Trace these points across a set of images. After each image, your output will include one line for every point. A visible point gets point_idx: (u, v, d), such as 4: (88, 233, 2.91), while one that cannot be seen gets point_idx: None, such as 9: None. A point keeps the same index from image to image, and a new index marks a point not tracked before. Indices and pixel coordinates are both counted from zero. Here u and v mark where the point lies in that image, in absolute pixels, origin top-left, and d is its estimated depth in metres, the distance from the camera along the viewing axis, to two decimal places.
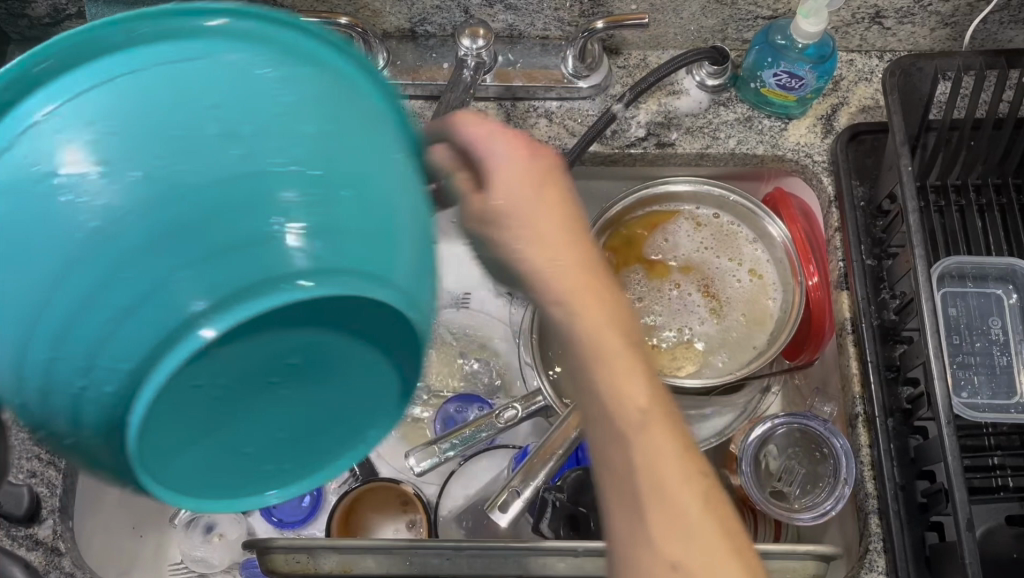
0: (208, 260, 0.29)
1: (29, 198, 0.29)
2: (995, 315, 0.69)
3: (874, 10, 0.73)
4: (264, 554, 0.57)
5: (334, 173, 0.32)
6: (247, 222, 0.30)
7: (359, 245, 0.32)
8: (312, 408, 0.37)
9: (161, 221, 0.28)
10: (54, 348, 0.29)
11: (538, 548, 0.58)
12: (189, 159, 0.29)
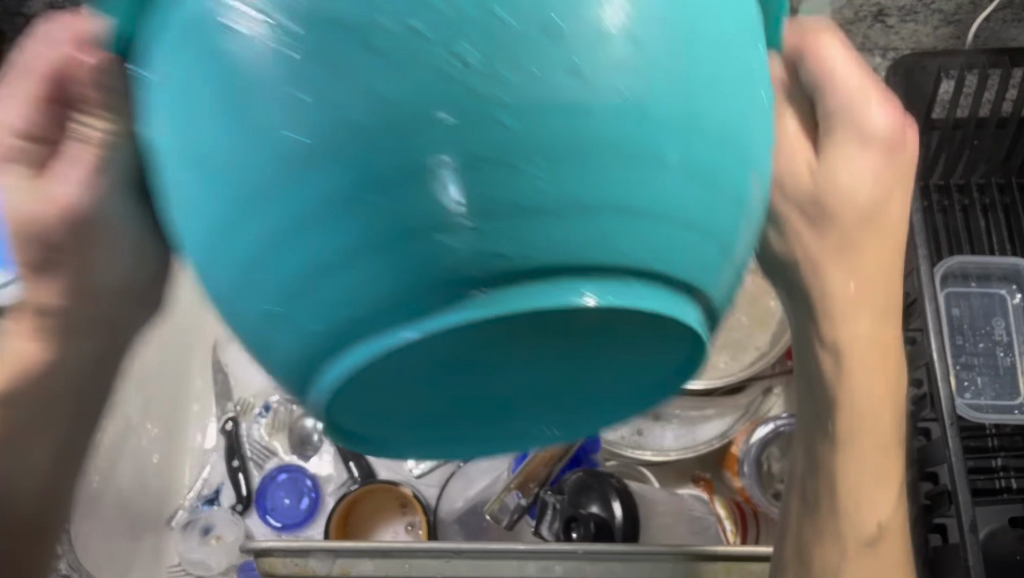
0: (491, 225, 0.23)
1: (264, 129, 0.22)
2: (999, 315, 0.69)
3: (876, 9, 0.72)
4: (262, 557, 0.57)
5: (694, 139, 0.24)
6: (568, 195, 0.23)
7: (682, 186, 0.24)
8: (571, 384, 0.29)
9: (413, 178, 0.22)
10: (273, 285, 0.24)
11: (538, 551, 0.57)
12: (504, 101, 0.22)
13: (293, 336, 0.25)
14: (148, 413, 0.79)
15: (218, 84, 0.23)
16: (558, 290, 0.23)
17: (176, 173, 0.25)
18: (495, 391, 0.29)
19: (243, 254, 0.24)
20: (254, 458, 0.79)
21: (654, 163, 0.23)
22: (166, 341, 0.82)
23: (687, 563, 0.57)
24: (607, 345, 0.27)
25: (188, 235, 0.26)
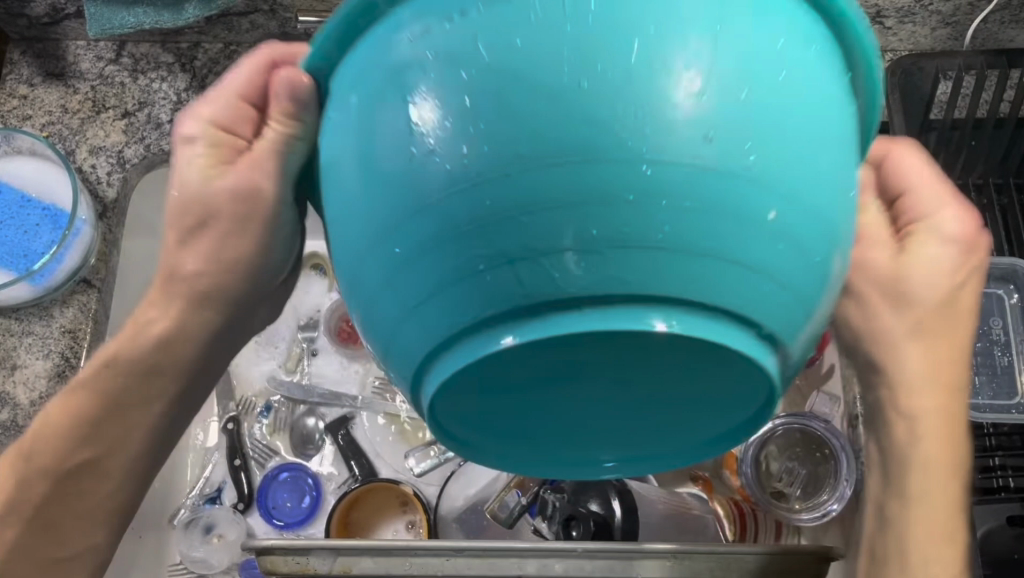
0: (554, 245, 0.28)
1: (392, 170, 0.30)
2: (996, 315, 0.69)
3: (874, 10, 0.72)
4: (263, 554, 0.57)
5: (739, 166, 0.28)
6: (609, 228, 0.28)
7: (770, 251, 0.29)
8: (643, 414, 0.37)
9: (505, 210, 0.28)
10: (392, 293, 0.32)
11: (538, 549, 0.58)
12: (542, 146, 0.27)
13: (421, 339, 0.31)
14: None
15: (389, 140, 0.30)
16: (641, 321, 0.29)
17: (347, 171, 0.32)
18: (601, 425, 0.38)
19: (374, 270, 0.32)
20: (255, 457, 0.79)
21: (765, 226, 0.29)
22: None
23: (685, 562, 0.58)
24: (681, 397, 0.36)
25: (344, 254, 0.33)
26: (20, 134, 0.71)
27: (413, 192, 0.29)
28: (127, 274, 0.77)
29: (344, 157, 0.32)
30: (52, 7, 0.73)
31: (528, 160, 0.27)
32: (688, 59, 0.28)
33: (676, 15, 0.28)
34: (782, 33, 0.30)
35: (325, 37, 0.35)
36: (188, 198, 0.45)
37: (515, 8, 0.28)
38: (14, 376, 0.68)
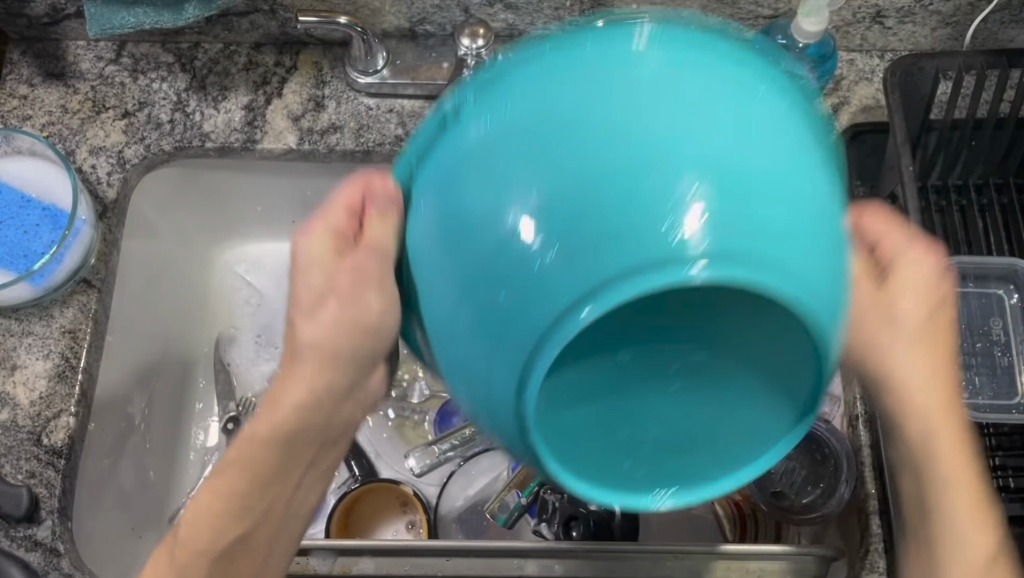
0: (600, 244, 0.31)
1: (473, 232, 0.34)
2: (996, 315, 0.69)
3: (874, 10, 0.72)
4: None
5: (742, 172, 0.32)
6: (638, 227, 0.31)
7: (794, 257, 0.32)
8: (697, 411, 0.39)
9: (555, 228, 0.32)
10: (472, 339, 0.35)
11: (538, 550, 0.58)
12: (559, 181, 0.32)
13: (509, 375, 0.34)
14: (149, 413, 0.80)
15: (464, 221, 0.35)
16: (671, 270, 0.31)
17: (437, 278, 0.37)
18: (694, 423, 0.39)
19: (453, 327, 0.36)
20: None
21: (773, 234, 0.32)
22: (168, 339, 0.83)
23: (683, 561, 0.58)
24: (733, 408, 0.39)
25: (444, 346, 0.37)
26: (19, 134, 0.70)
27: (490, 240, 0.33)
28: (127, 274, 0.77)
29: (425, 244, 0.38)
30: (53, 8, 0.73)
31: (590, 191, 0.31)
32: (678, 114, 0.33)
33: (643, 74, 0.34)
34: (760, 82, 0.35)
35: (410, 154, 0.41)
36: (302, 276, 0.49)
37: (532, 87, 0.35)
38: (14, 376, 0.68)
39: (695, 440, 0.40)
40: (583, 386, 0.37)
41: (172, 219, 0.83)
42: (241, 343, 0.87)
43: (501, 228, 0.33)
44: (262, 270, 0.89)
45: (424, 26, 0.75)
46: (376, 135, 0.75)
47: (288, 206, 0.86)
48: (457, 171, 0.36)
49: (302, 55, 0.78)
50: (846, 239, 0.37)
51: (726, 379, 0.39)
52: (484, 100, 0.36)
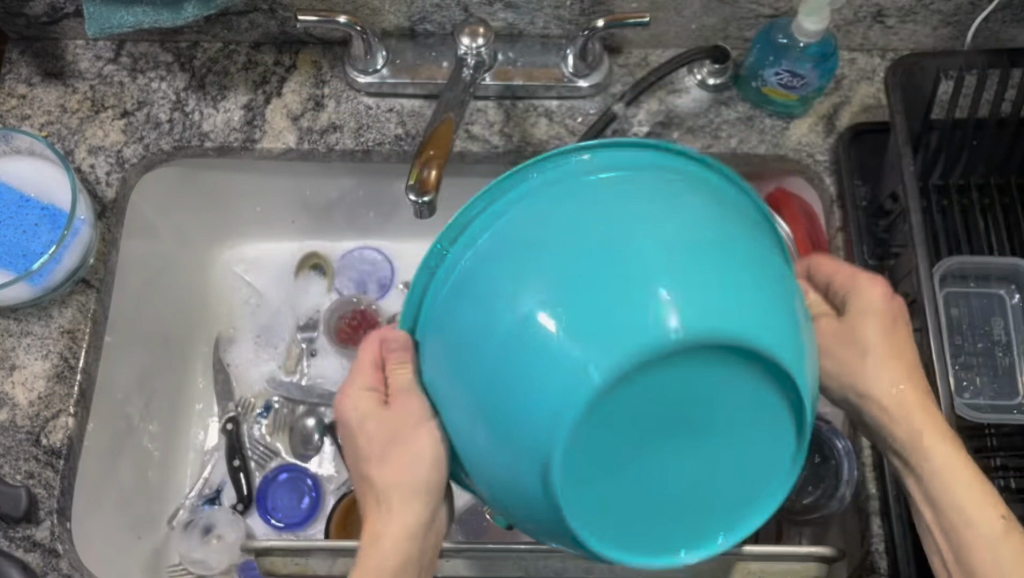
0: (611, 345, 0.40)
1: (509, 344, 0.43)
2: (998, 315, 0.69)
3: (876, 9, 0.72)
4: (261, 556, 0.57)
5: (698, 259, 0.42)
6: (627, 318, 0.41)
7: (741, 319, 0.42)
8: (717, 466, 0.47)
9: (562, 354, 0.41)
10: (507, 427, 0.43)
11: (538, 551, 0.57)
12: (588, 296, 0.41)
13: (533, 473, 0.43)
14: (149, 413, 0.79)
15: (509, 339, 0.43)
16: (657, 334, 0.40)
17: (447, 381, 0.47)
18: (689, 480, 0.46)
19: (498, 427, 0.44)
20: (255, 458, 0.83)
21: (737, 320, 0.42)
22: (168, 340, 0.83)
23: (684, 562, 0.57)
24: (747, 445, 0.47)
25: (454, 416, 0.47)
26: (18, 133, 0.70)
27: (501, 338, 0.43)
28: (127, 274, 0.77)
29: (438, 377, 0.48)
30: (51, 7, 0.73)
31: (594, 331, 0.41)
32: (654, 235, 0.43)
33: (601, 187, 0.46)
34: (693, 196, 0.46)
35: (414, 295, 0.51)
36: (360, 436, 0.55)
37: (549, 202, 0.46)
38: (12, 376, 0.67)
39: (714, 535, 0.48)
40: (618, 449, 0.45)
41: (172, 218, 0.82)
42: (240, 343, 0.87)
43: (524, 329, 0.42)
44: (263, 270, 0.90)
45: (423, 26, 0.75)
46: (376, 135, 0.75)
47: (288, 206, 0.86)
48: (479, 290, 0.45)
49: (302, 54, 0.78)
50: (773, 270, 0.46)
51: (747, 447, 0.47)
52: (490, 216, 0.48)
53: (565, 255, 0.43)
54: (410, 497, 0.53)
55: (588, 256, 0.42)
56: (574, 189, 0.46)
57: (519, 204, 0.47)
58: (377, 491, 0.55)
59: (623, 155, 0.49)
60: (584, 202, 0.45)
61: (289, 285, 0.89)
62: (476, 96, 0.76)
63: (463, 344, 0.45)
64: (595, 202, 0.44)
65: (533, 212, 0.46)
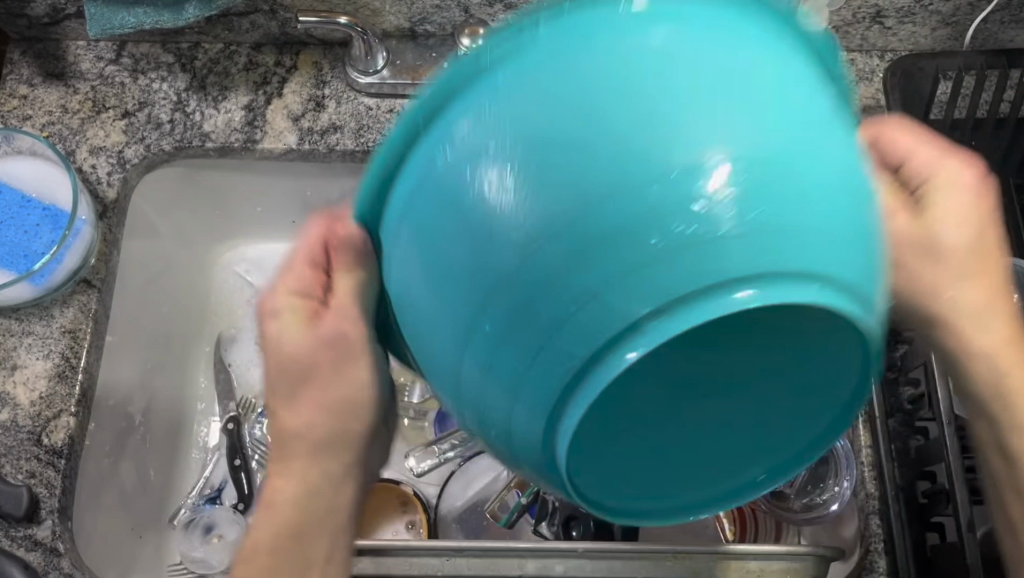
0: (626, 273, 0.29)
1: (463, 208, 0.32)
2: None
3: (874, 10, 0.72)
4: None
5: (777, 157, 0.30)
6: (650, 205, 0.29)
7: (834, 223, 0.30)
8: (729, 419, 0.39)
9: (571, 240, 0.29)
10: (489, 355, 0.32)
11: (539, 550, 0.58)
12: (560, 169, 0.30)
13: (533, 415, 0.32)
14: (149, 412, 0.80)
15: (466, 218, 0.32)
16: (719, 296, 0.29)
17: (410, 260, 0.35)
18: (695, 437, 0.39)
19: (491, 341, 0.32)
20: (255, 457, 0.81)
21: (810, 184, 0.30)
22: (169, 339, 0.83)
23: (685, 561, 0.57)
24: (766, 423, 0.40)
25: (422, 339, 0.36)
26: (20, 134, 0.70)
27: (487, 268, 0.31)
28: (128, 273, 0.77)
29: (411, 280, 0.35)
30: (53, 8, 0.73)
31: (590, 210, 0.29)
32: (690, 95, 0.30)
33: (647, 60, 0.31)
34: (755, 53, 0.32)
35: (364, 191, 0.39)
36: (286, 362, 0.49)
37: (529, 66, 0.32)
38: (14, 376, 0.67)
39: (748, 472, 0.41)
40: (640, 392, 0.35)
41: (173, 219, 0.83)
42: (241, 343, 0.86)
43: (504, 221, 0.31)
44: (265, 270, 0.89)
45: (424, 26, 0.75)
46: (376, 135, 0.75)
47: (289, 206, 0.86)
48: (446, 192, 0.33)
49: (302, 54, 0.78)
50: (872, 201, 0.33)
51: (751, 416, 0.39)
52: (470, 95, 0.34)
53: (559, 140, 0.30)
54: (327, 442, 0.50)
55: (601, 150, 0.29)
56: (590, 30, 0.32)
57: (500, 93, 0.32)
58: (285, 434, 0.50)
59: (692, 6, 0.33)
60: (591, 55, 0.31)
61: None
62: None
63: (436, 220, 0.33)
64: (604, 81, 0.30)
65: (523, 82, 0.32)
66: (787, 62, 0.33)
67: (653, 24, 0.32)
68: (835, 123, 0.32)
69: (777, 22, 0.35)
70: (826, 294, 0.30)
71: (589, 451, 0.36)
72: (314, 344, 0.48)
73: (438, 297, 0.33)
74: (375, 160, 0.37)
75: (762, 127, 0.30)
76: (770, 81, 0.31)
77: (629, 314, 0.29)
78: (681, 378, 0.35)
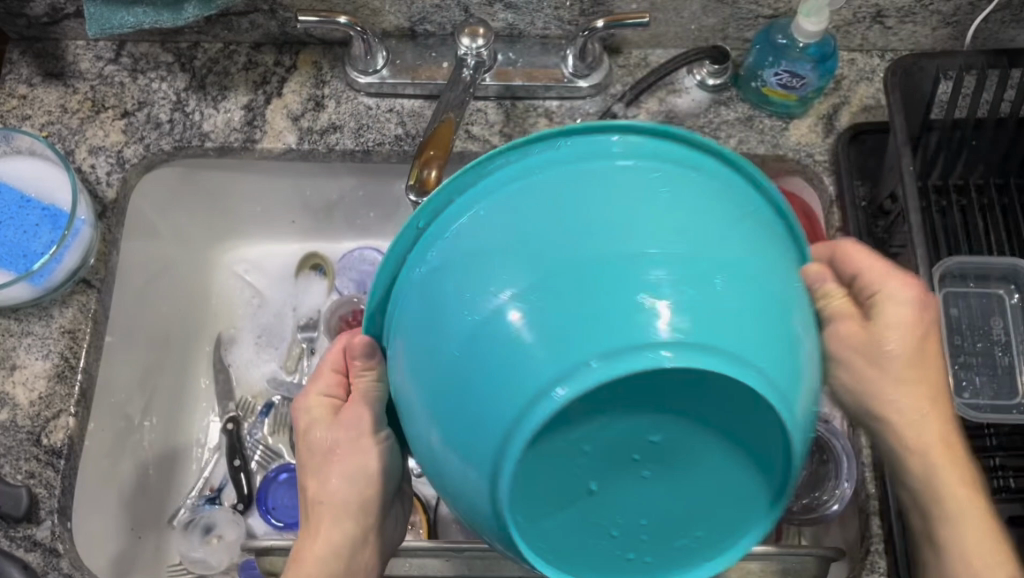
0: (582, 330, 0.37)
1: (454, 289, 0.42)
2: (997, 316, 0.69)
3: (874, 10, 0.72)
4: (263, 556, 0.56)
5: (699, 262, 0.39)
6: (609, 313, 0.37)
7: (749, 331, 0.39)
8: (688, 497, 0.43)
9: (518, 330, 0.39)
10: (456, 405, 0.40)
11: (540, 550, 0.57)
12: (535, 262, 0.40)
13: (484, 466, 0.40)
14: (148, 413, 0.79)
15: (448, 293, 0.42)
16: (646, 356, 0.37)
17: (401, 355, 0.45)
18: (654, 510, 0.42)
19: (445, 406, 0.41)
20: (256, 458, 0.82)
21: (724, 290, 0.39)
22: (168, 339, 0.83)
23: None
24: (713, 479, 0.43)
25: (408, 407, 0.45)
26: (18, 133, 0.70)
27: (456, 340, 0.41)
28: (128, 274, 0.77)
29: (408, 364, 0.45)
30: (51, 7, 0.73)
31: (551, 305, 0.38)
32: (645, 215, 0.40)
33: (614, 178, 0.42)
34: (697, 192, 0.43)
35: (373, 298, 0.50)
36: (311, 443, 0.55)
37: (516, 191, 0.43)
38: (13, 376, 0.67)
39: (689, 531, 0.43)
40: (580, 458, 0.40)
41: (172, 218, 0.83)
42: (241, 344, 0.87)
43: (490, 317, 0.39)
44: (264, 270, 0.90)
45: (423, 26, 0.75)
46: (376, 135, 0.75)
47: (289, 206, 0.86)
48: (456, 275, 0.42)
49: (302, 54, 0.78)
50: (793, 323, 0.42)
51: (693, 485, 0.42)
52: (475, 187, 0.46)
53: (544, 239, 0.40)
54: (345, 511, 0.54)
55: (567, 249, 0.39)
56: (571, 160, 0.44)
57: (496, 196, 0.44)
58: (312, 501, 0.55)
59: (650, 146, 0.46)
60: (574, 177, 0.43)
61: (290, 284, 0.90)
62: (476, 96, 0.76)
63: (425, 313, 0.44)
64: (581, 194, 0.41)
65: (511, 196, 0.43)
66: (731, 198, 0.45)
67: (617, 158, 0.44)
68: (749, 234, 0.43)
69: (727, 163, 0.47)
70: (734, 371, 0.38)
71: (529, 510, 0.42)
72: (338, 429, 0.54)
73: (417, 379, 0.43)
74: (408, 231, 0.47)
75: (689, 259, 0.39)
76: (717, 216, 0.42)
77: (544, 387, 0.37)
78: (632, 424, 0.40)
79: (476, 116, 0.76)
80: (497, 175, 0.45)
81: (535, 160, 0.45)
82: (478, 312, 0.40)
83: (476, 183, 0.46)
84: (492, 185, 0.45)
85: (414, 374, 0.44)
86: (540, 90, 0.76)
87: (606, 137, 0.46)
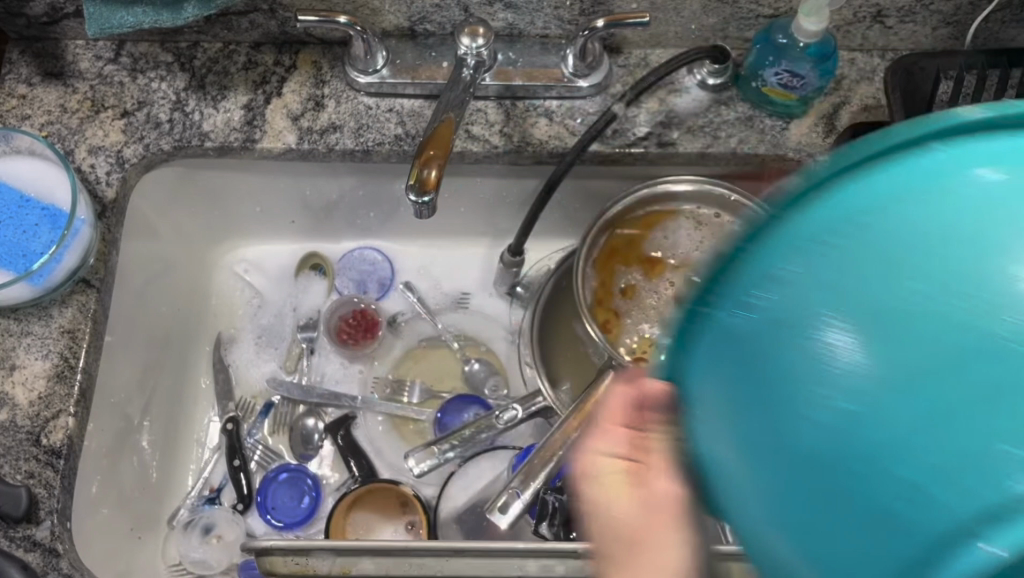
0: (964, 472, 0.25)
1: (772, 354, 0.29)
2: None
3: (875, 10, 0.72)
4: (261, 555, 0.49)
5: None
6: (978, 421, 0.25)
7: None
8: None
9: (865, 451, 0.26)
10: (800, 527, 0.28)
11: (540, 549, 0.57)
12: (887, 358, 0.26)
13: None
14: (148, 413, 0.79)
15: (759, 354, 0.30)
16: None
17: (717, 427, 0.32)
18: None
19: (809, 516, 0.28)
20: (255, 458, 0.82)
21: None
22: (168, 339, 0.83)
23: None
24: None
25: (744, 514, 0.31)
26: (18, 133, 0.70)
27: (782, 446, 0.28)
28: (127, 274, 0.76)
29: (719, 454, 0.32)
30: (51, 7, 0.73)
31: (909, 423, 0.26)
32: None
33: (967, 193, 0.27)
34: None
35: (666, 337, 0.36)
36: (606, 531, 0.44)
37: (842, 221, 0.29)
38: (13, 376, 0.67)
39: None
40: None
41: (172, 218, 0.83)
42: (242, 343, 0.87)
43: (815, 419, 0.27)
44: (264, 270, 0.90)
45: (423, 26, 0.75)
46: (376, 134, 0.75)
47: (289, 206, 0.86)
48: (758, 348, 0.30)
49: (302, 54, 0.78)
50: None
51: None
52: (832, 197, 0.30)
53: (877, 303, 0.27)
54: None
55: (931, 336, 0.26)
56: (902, 167, 0.29)
57: (852, 214, 0.29)
58: None
59: (971, 119, 0.30)
60: (903, 199, 0.28)
61: (288, 285, 0.89)
62: (476, 96, 0.76)
63: (752, 381, 0.30)
64: (925, 222, 0.27)
65: (840, 234, 0.29)
66: None
67: (963, 159, 0.29)
68: None
69: None
70: None
71: None
72: (647, 511, 0.42)
73: (742, 448, 0.30)
74: (740, 246, 0.32)
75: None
76: None
77: (961, 527, 0.25)
78: None
79: (476, 116, 0.76)
80: (893, 133, 0.31)
81: (872, 153, 0.30)
82: (820, 360, 0.27)
83: (836, 184, 0.30)
84: (850, 187, 0.30)
85: (745, 458, 0.30)
86: (540, 90, 0.76)
87: (956, 117, 0.30)
